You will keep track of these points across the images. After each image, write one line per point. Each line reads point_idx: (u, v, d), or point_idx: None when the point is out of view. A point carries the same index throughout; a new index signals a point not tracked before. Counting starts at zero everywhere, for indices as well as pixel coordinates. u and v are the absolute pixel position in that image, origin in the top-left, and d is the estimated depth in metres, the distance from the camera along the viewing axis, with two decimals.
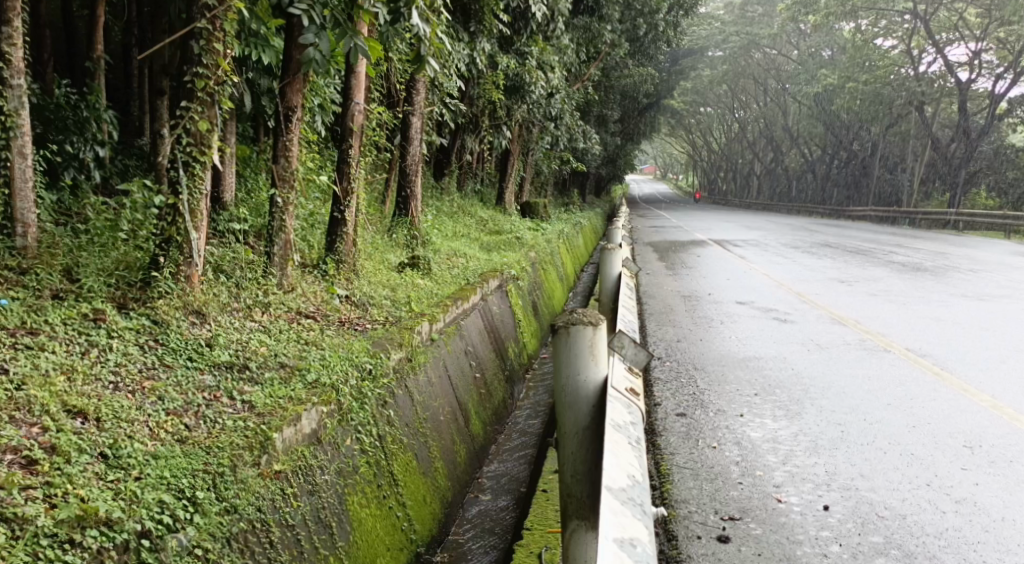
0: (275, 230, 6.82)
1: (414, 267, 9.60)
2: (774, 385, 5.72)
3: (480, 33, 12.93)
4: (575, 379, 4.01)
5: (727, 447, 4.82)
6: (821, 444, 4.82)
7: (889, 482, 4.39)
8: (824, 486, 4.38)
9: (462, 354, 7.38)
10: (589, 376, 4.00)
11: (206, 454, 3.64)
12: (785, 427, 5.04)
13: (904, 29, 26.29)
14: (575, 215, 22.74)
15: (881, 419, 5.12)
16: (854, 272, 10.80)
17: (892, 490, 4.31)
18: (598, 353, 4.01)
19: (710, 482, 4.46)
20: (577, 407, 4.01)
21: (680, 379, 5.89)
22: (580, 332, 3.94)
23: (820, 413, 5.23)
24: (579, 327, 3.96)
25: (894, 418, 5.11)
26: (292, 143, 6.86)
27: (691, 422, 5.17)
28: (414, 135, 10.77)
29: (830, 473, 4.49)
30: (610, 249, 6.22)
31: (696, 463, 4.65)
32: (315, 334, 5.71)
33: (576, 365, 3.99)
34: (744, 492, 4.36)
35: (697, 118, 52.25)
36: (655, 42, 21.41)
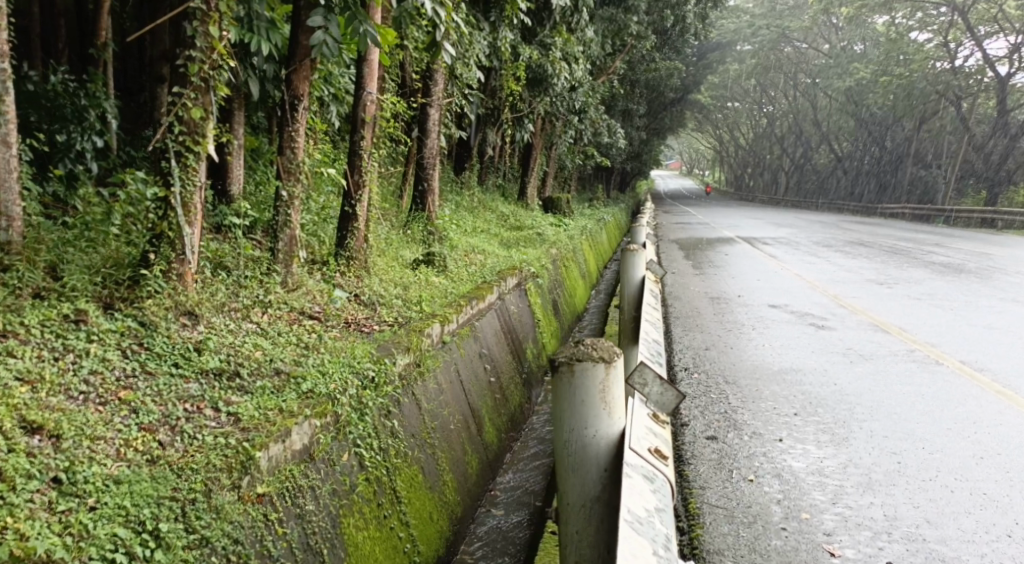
0: (279, 225, 6.49)
1: (429, 263, 9.26)
2: (816, 403, 5.29)
3: (502, 21, 12.55)
4: (583, 437, 3.77)
5: (765, 481, 4.41)
6: (875, 479, 4.39)
7: (962, 531, 3.97)
8: (885, 536, 3.96)
9: (476, 357, 7.05)
10: (600, 428, 3.77)
11: (176, 477, 3.41)
12: (831, 456, 4.63)
13: (940, 21, 25.57)
14: (599, 210, 22.29)
15: (943, 447, 4.68)
16: (893, 273, 10.32)
17: (965, 542, 3.89)
18: (611, 401, 3.77)
19: (749, 527, 4.06)
20: (585, 471, 3.80)
21: (711, 397, 5.44)
22: (588, 382, 3.71)
23: (870, 440, 4.79)
24: (584, 383, 3.71)
25: (958, 448, 4.67)
26: (298, 134, 6.52)
27: (723, 447, 4.76)
28: (432, 127, 10.40)
29: (890, 519, 4.07)
30: (632, 251, 5.76)
31: (730, 501, 4.25)
32: (319, 337, 5.38)
33: (585, 418, 3.76)
34: (790, 541, 3.96)
35: (725, 112, 51.49)
36: (682, 33, 20.90)
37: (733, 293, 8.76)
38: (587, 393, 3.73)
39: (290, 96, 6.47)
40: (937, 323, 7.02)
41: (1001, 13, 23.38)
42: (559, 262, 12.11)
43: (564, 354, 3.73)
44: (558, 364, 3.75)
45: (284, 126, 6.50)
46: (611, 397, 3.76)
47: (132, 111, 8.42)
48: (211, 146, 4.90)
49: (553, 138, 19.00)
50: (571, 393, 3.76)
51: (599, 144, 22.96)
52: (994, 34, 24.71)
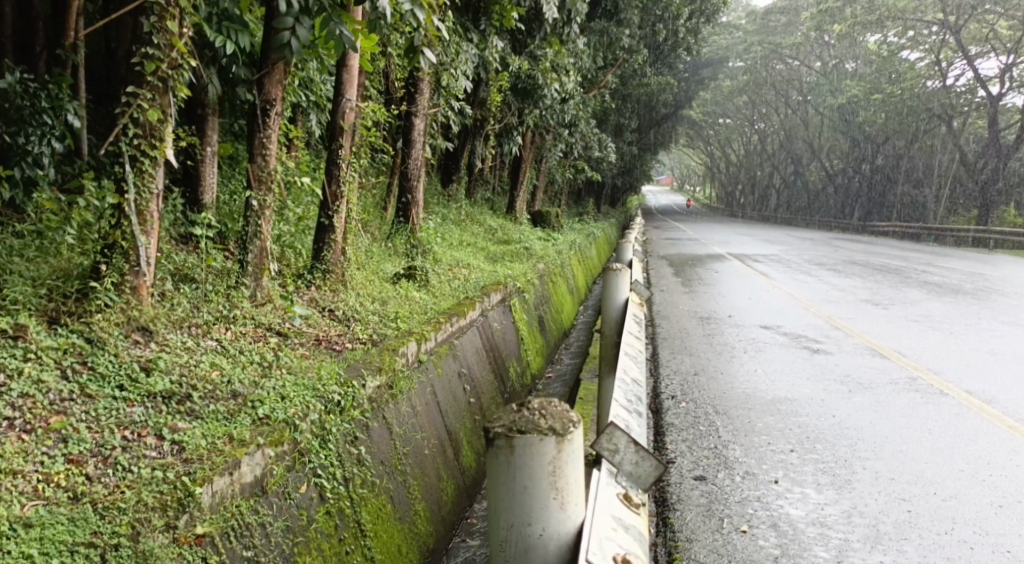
0: (251, 236, 6.14)
1: (410, 277, 8.96)
2: (815, 439, 4.99)
3: (492, 31, 12.31)
4: (530, 538, 3.19)
5: (760, 533, 4.08)
6: (883, 531, 4.06)
7: None
8: None
9: (454, 377, 6.74)
10: (550, 525, 3.19)
11: (97, 520, 3.11)
12: (832, 503, 4.32)
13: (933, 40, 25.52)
14: (589, 225, 22.06)
15: (956, 493, 4.37)
16: (887, 293, 10.09)
17: None
18: (562, 488, 3.18)
19: None
20: None
21: (699, 431, 5.13)
22: (533, 467, 3.14)
23: (875, 483, 4.48)
24: (529, 467, 3.15)
25: (972, 493, 4.37)
26: (270, 140, 6.23)
27: (712, 490, 4.45)
28: (417, 138, 10.10)
29: None
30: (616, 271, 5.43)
31: (721, 558, 3.91)
32: (287, 355, 5.07)
33: (532, 514, 3.17)
34: None
35: (716, 130, 51.52)
36: (674, 49, 20.76)
37: (724, 313, 8.49)
38: (532, 479, 3.16)
39: (261, 101, 6.20)
40: (937, 348, 6.76)
41: (993, 33, 23.31)
42: (546, 277, 11.83)
43: (503, 426, 3.14)
44: (496, 438, 3.18)
45: (254, 132, 6.21)
46: (563, 481, 3.17)
47: (103, 116, 8.10)
48: (169, 149, 4.63)
49: (543, 152, 18.77)
50: (511, 476, 3.19)
51: (589, 159, 22.76)
52: (985, 54, 24.66)
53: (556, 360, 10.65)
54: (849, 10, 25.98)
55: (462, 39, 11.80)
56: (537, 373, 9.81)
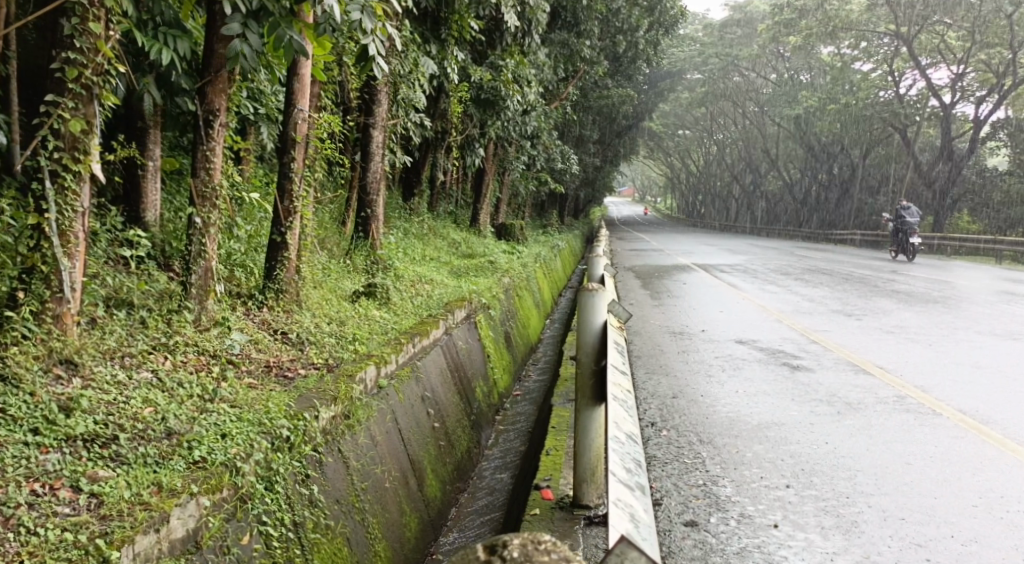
0: (193, 255, 5.77)
1: (370, 295, 8.55)
2: (809, 471, 4.67)
3: (450, 42, 11.99)
4: None
5: None
6: None
7: None
8: None
9: (417, 400, 6.35)
10: None
11: None
12: (843, 551, 3.92)
13: (883, 52, 25.73)
14: (552, 237, 21.79)
15: (974, 533, 4.04)
16: (859, 303, 9.89)
17: None
18: None
19: None
20: None
21: (685, 465, 4.77)
22: None
23: (884, 525, 4.12)
24: None
25: (989, 532, 4.05)
26: (214, 153, 5.79)
27: (705, 539, 4.04)
28: (376, 150, 9.73)
29: None
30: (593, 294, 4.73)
31: None
32: (232, 385, 4.68)
33: None
34: None
35: (676, 141, 51.72)
36: (634, 60, 20.62)
37: (695, 327, 8.20)
38: None
39: (203, 110, 5.77)
40: (919, 362, 6.51)
41: (943, 44, 23.51)
42: (512, 291, 11.47)
43: None
44: None
45: (197, 144, 5.79)
46: None
47: None
48: (94, 163, 4.25)
49: (505, 164, 18.47)
50: None
51: (552, 171, 22.54)
52: (937, 64, 24.90)
53: (524, 377, 10.30)
54: (806, 21, 26.08)
55: (420, 50, 11.46)
56: (505, 392, 9.46)
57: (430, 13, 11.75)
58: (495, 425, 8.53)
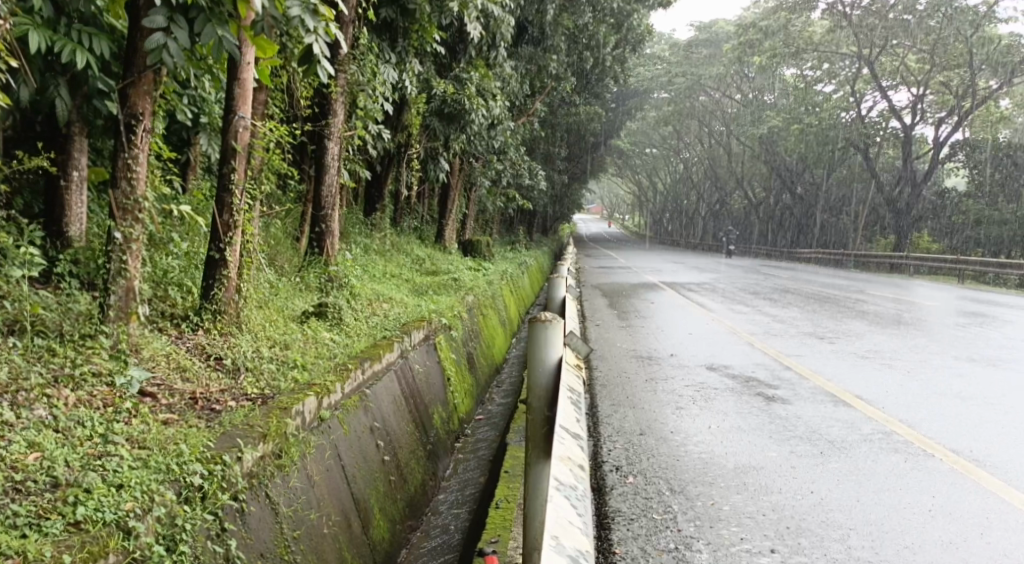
0: (113, 274, 5.27)
1: (320, 316, 8.00)
2: (794, 528, 4.21)
3: (409, 55, 11.58)
4: None
5: None
6: None
7: None
8: None
9: (365, 431, 5.84)
10: None
11: None
12: None
13: (845, 73, 25.77)
14: (520, 254, 21.33)
15: None
16: (835, 325, 9.52)
17: None
18: None
19: None
20: None
21: (654, 522, 4.30)
22: None
23: None
24: None
25: None
26: (138, 162, 5.31)
27: None
28: (331, 162, 9.26)
29: None
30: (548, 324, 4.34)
31: None
32: (143, 424, 4.19)
33: None
34: None
35: (645, 159, 51.64)
36: (602, 78, 20.28)
37: (664, 351, 7.77)
38: None
39: (126, 114, 5.27)
40: (902, 392, 6.13)
41: (905, 65, 23.54)
42: (475, 310, 10.97)
43: None
44: None
45: (118, 152, 5.28)
46: None
47: None
48: None
49: (472, 180, 18.02)
50: None
51: (520, 189, 22.12)
52: (897, 85, 24.75)
53: (486, 400, 9.81)
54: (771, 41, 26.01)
55: (378, 60, 10.99)
56: (466, 418, 8.97)
57: (389, 24, 11.34)
58: (455, 454, 8.03)
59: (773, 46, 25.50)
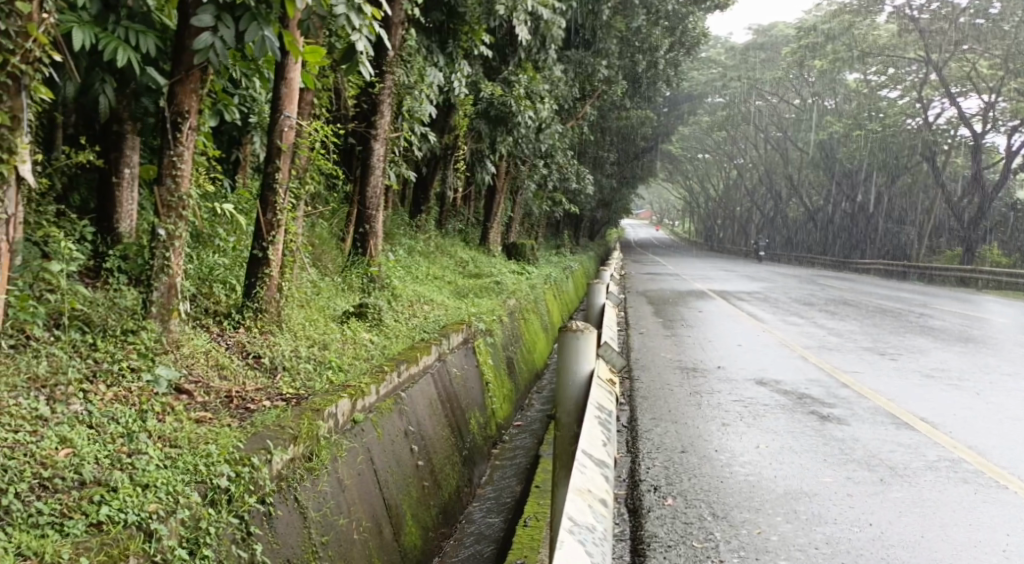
0: (155, 271, 5.28)
1: (361, 316, 7.96)
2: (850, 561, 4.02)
3: (459, 55, 11.51)
4: None
5: None
6: None
7: None
8: None
9: (400, 435, 5.77)
10: None
11: None
12: None
13: (910, 79, 25.15)
14: (565, 258, 21.16)
15: None
16: (892, 340, 9.22)
17: None
18: None
19: None
20: None
21: (693, 549, 4.14)
22: None
23: None
24: None
25: None
26: (182, 159, 5.30)
27: None
28: (376, 163, 9.26)
29: None
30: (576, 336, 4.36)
31: None
32: (178, 421, 4.14)
33: None
34: None
35: (696, 164, 51.08)
36: (654, 82, 20.05)
37: (710, 363, 7.60)
38: None
39: (172, 112, 5.26)
40: (966, 416, 5.88)
41: (974, 71, 22.86)
42: (517, 314, 10.87)
43: None
44: None
45: (163, 149, 5.28)
46: None
47: None
48: (21, 164, 3.85)
49: (519, 182, 17.91)
50: None
51: (567, 192, 21.93)
52: (967, 93, 24.09)
53: (525, 406, 9.70)
54: (832, 46, 25.49)
55: (425, 62, 10.95)
56: (505, 423, 8.86)
57: (440, 24, 11.30)
58: (492, 460, 7.95)
59: (835, 50, 24.98)
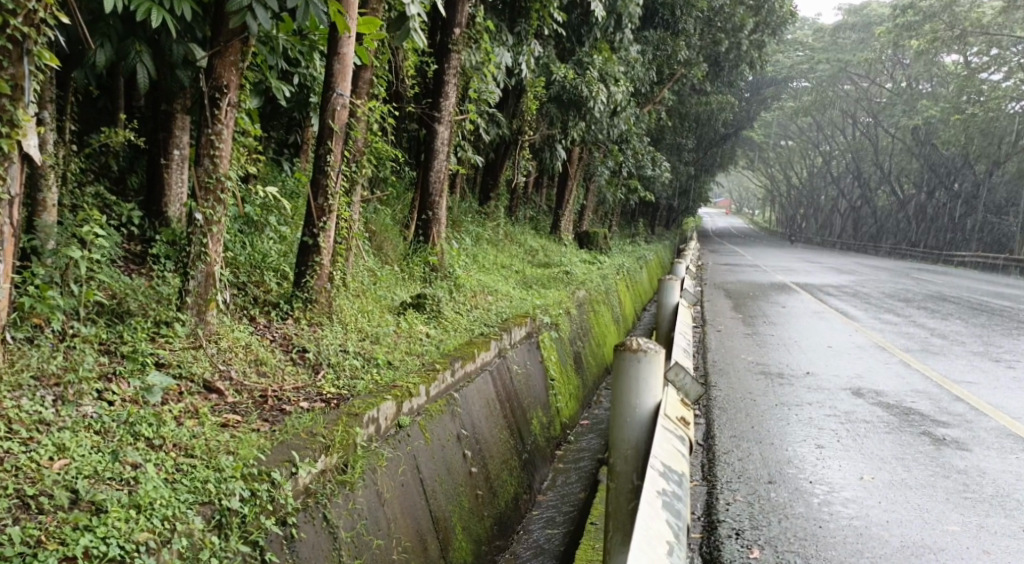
0: (192, 259, 4.91)
1: (418, 307, 7.52)
2: None
3: (530, 35, 11.03)
4: None
5: None
6: None
7: None
8: None
9: (452, 439, 5.34)
10: None
11: None
12: None
13: (1014, 61, 23.61)
14: (640, 248, 20.43)
15: None
16: (1005, 344, 8.39)
17: None
18: None
19: None
20: None
21: None
22: None
23: None
24: None
25: None
26: (221, 138, 4.91)
27: None
28: (441, 147, 8.86)
29: None
30: (639, 363, 3.81)
31: None
32: (199, 427, 3.74)
33: None
34: None
35: (777, 151, 49.51)
36: (736, 66, 19.21)
37: (797, 368, 6.97)
38: None
39: (209, 87, 4.89)
40: None
41: None
42: (586, 306, 10.33)
43: None
44: None
45: (200, 127, 4.89)
46: None
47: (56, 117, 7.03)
48: (26, 137, 3.65)
49: (593, 168, 17.32)
50: None
51: (643, 179, 21.22)
52: None
53: (594, 405, 9.17)
54: (929, 25, 24.10)
55: (495, 42, 10.52)
56: (570, 423, 8.36)
57: (511, 1, 10.88)
58: (555, 463, 7.43)
59: (932, 30, 23.63)
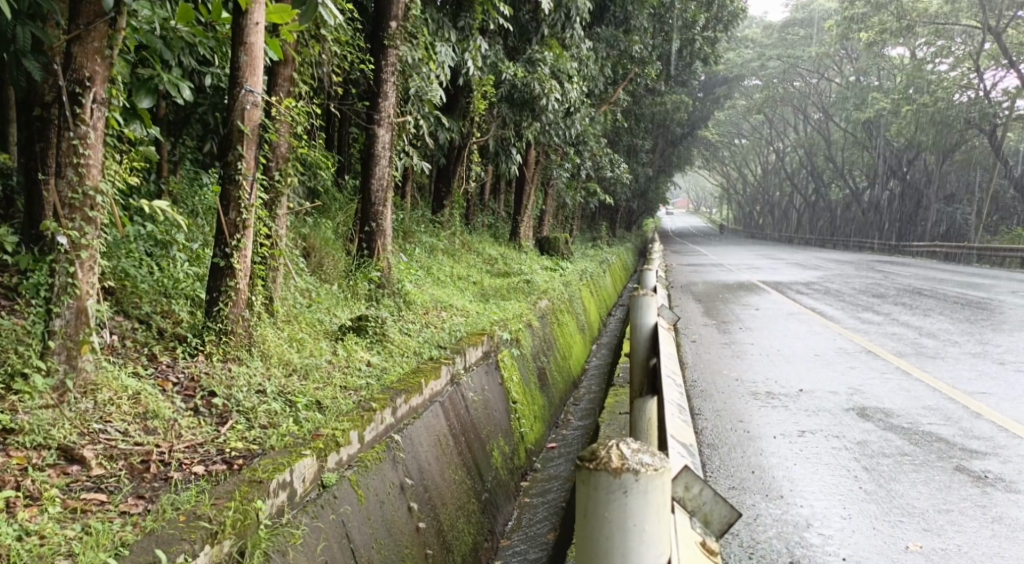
0: (55, 295, 3.97)
1: (359, 331, 6.51)
2: None
3: (473, 30, 10.17)
4: None
5: None
6: None
7: None
8: None
9: (395, 488, 4.44)
10: None
11: None
12: None
13: (963, 50, 23.31)
14: (601, 252, 19.60)
15: None
16: (1006, 342, 7.72)
17: None
18: None
19: None
20: None
21: None
22: None
23: None
24: None
25: None
26: (90, 139, 3.98)
27: None
28: (382, 151, 7.97)
29: None
30: (629, 513, 2.57)
31: None
32: (35, 521, 3.11)
33: None
34: None
35: (732, 149, 49.19)
36: (689, 62, 18.54)
37: (793, 384, 6.17)
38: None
39: (68, 80, 3.96)
40: None
41: None
42: (549, 316, 9.47)
43: None
44: None
45: (59, 129, 3.96)
46: None
47: None
48: None
49: (549, 172, 16.46)
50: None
51: (600, 181, 20.44)
52: None
53: (563, 425, 8.31)
54: (879, 16, 23.64)
55: (435, 38, 9.65)
56: (538, 448, 7.49)
57: None
58: (522, 497, 6.54)
59: (882, 21, 23.20)
